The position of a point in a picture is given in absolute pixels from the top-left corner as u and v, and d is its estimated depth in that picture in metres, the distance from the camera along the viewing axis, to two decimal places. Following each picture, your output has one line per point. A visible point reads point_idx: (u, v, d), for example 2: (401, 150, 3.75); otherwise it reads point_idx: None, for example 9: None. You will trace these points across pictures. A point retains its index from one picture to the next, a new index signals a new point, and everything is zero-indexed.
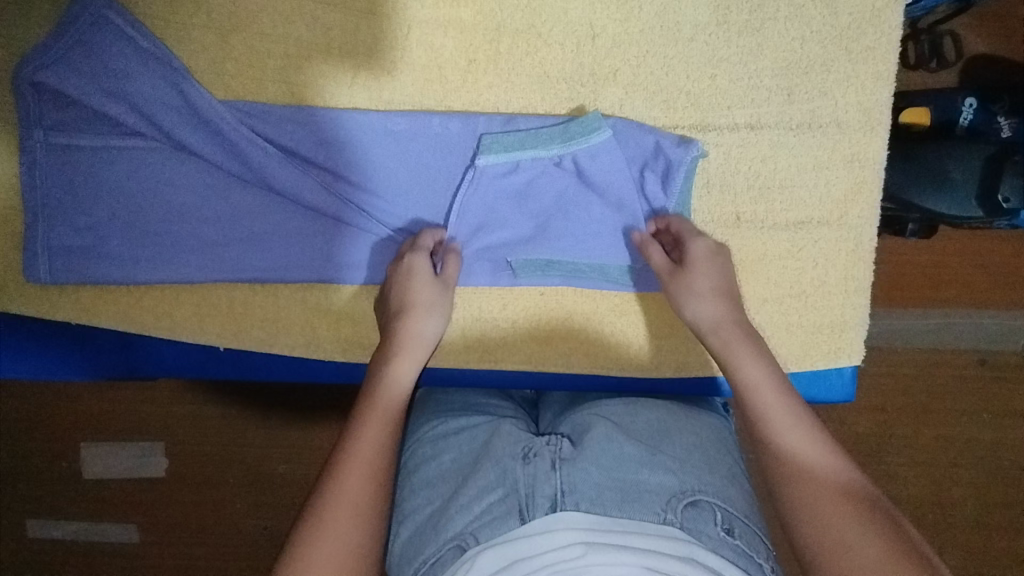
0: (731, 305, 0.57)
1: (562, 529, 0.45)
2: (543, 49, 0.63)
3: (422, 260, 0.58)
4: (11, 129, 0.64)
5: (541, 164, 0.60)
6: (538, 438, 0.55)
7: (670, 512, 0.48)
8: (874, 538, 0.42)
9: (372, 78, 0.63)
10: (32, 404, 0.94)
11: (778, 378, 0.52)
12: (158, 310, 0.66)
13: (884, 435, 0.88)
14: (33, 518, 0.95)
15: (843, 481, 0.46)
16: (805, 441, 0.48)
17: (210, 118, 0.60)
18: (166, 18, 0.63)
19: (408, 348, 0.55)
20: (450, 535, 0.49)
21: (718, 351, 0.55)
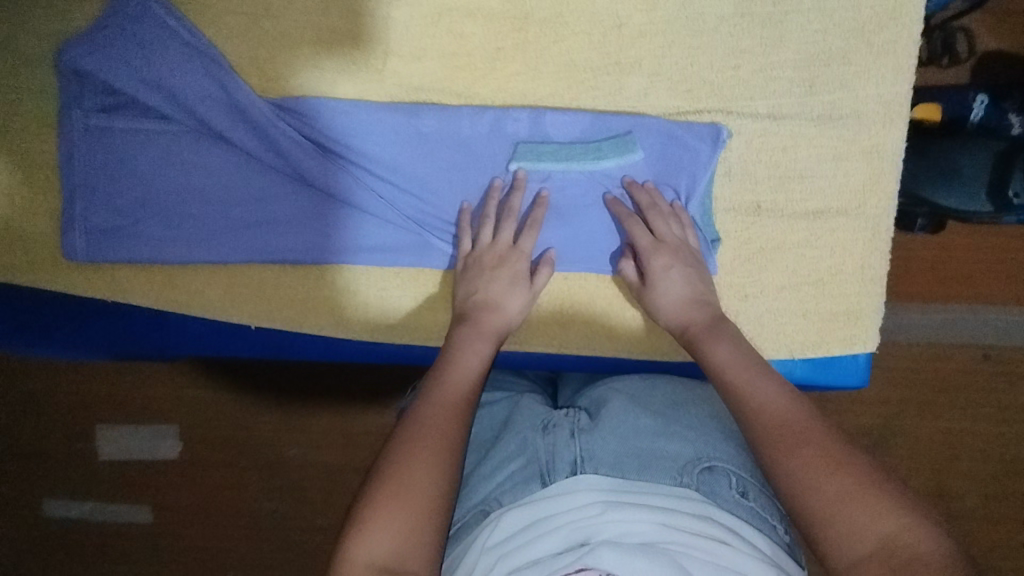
0: (698, 309, 0.61)
1: (584, 490, 0.49)
2: (570, 38, 0.64)
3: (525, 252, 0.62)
4: (49, 110, 0.66)
5: (572, 176, 0.64)
6: (556, 412, 0.59)
7: (685, 476, 0.51)
8: (836, 480, 0.44)
9: (402, 64, 0.65)
10: (51, 384, 0.96)
11: (745, 356, 0.55)
12: (190, 289, 0.68)
13: (888, 428, 0.90)
14: (49, 497, 0.98)
15: (802, 428, 0.47)
16: (780, 402, 0.50)
17: (245, 107, 0.62)
18: (202, 5, 0.64)
19: (481, 334, 0.58)
20: (474, 502, 0.53)
21: (692, 342, 0.59)
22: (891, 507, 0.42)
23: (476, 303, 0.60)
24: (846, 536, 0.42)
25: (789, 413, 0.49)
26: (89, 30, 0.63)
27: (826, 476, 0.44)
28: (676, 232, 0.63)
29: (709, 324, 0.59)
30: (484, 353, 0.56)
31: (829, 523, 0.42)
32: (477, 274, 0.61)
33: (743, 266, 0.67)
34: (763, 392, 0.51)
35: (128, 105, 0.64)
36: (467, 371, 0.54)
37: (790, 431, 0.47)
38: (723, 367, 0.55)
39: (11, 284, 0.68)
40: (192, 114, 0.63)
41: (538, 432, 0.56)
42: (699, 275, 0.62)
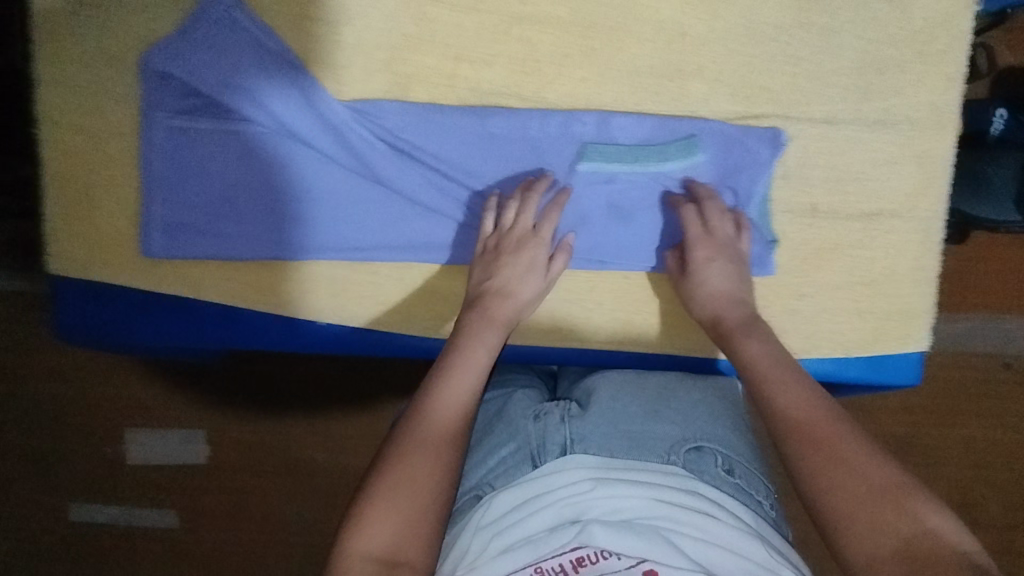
0: (732, 304, 0.64)
1: (573, 467, 0.54)
2: (634, 46, 0.67)
3: (541, 248, 0.65)
4: (128, 110, 0.67)
5: (636, 178, 0.67)
6: (547, 402, 0.64)
7: (674, 455, 0.57)
8: (854, 484, 0.46)
9: (472, 70, 0.67)
10: (73, 390, 0.96)
11: (778, 356, 0.59)
12: (262, 285, 0.70)
13: (914, 436, 0.92)
14: (76, 502, 0.99)
15: (826, 431, 0.50)
16: (807, 403, 0.53)
17: (324, 110, 0.65)
18: (281, 11, 0.67)
19: (489, 328, 0.61)
20: (468, 487, 0.59)
21: (723, 334, 0.63)
22: (922, 509, 0.44)
23: (489, 290, 0.63)
24: (858, 535, 0.44)
25: (815, 416, 0.51)
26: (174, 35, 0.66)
27: (846, 479, 0.47)
28: (728, 230, 0.65)
29: (742, 321, 0.63)
30: (492, 348, 0.60)
31: (855, 516, 0.45)
32: (494, 260, 0.64)
33: (799, 265, 0.70)
34: (788, 393, 0.54)
35: (207, 107, 0.66)
36: (470, 375, 0.56)
37: (814, 429, 0.50)
38: (754, 362, 0.58)
39: (88, 281, 0.70)
40: (271, 116, 0.66)
41: (529, 419, 0.61)
42: (740, 273, 0.65)
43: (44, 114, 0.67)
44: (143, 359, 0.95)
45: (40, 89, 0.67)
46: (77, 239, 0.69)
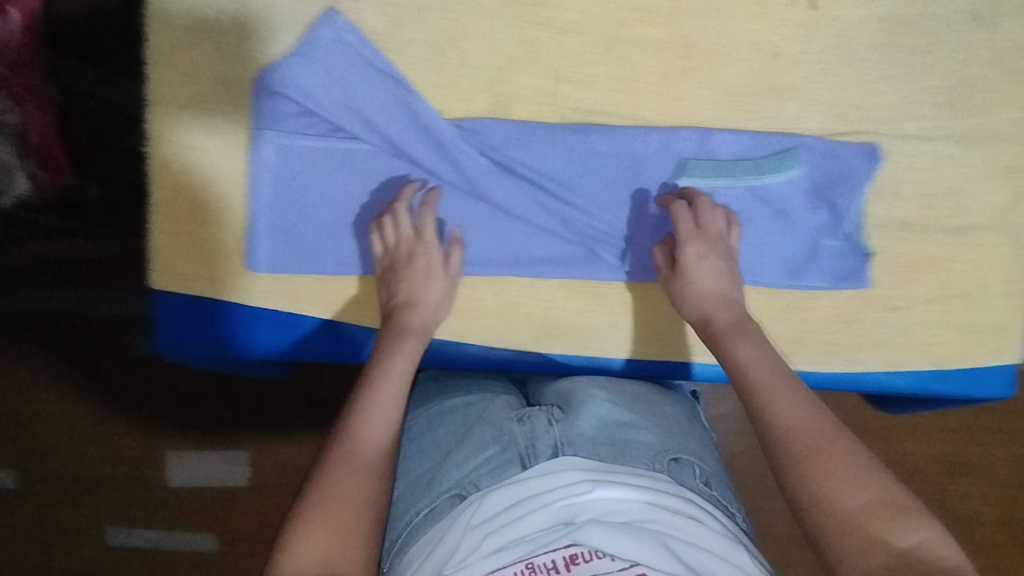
0: (720, 302, 0.64)
1: (566, 469, 0.54)
2: (730, 66, 0.68)
3: (431, 254, 0.67)
4: (237, 129, 0.69)
5: (735, 191, 0.68)
6: (530, 407, 0.64)
7: (658, 463, 0.58)
8: (851, 494, 0.47)
9: (573, 89, 0.69)
10: (122, 417, 1.06)
11: (767, 358, 0.59)
12: (364, 300, 0.71)
13: (914, 450, 0.98)
14: (113, 526, 1.06)
15: (814, 442, 0.50)
16: (800, 412, 0.53)
17: (432, 129, 0.68)
18: (388, 33, 0.68)
19: (408, 339, 0.64)
20: (446, 487, 0.57)
21: (714, 335, 0.62)
22: (912, 523, 0.46)
23: (399, 303, 0.66)
24: (853, 548, 0.45)
25: (808, 427, 0.52)
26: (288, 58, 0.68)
27: (843, 491, 0.47)
28: (719, 227, 0.66)
29: (733, 321, 0.63)
30: (410, 356, 0.63)
31: (854, 529, 0.46)
32: (394, 271, 0.67)
33: (893, 278, 0.71)
34: (785, 402, 0.54)
35: (316, 126, 0.68)
36: (395, 385, 0.59)
37: (818, 440, 0.50)
38: (745, 366, 0.58)
39: (191, 296, 0.71)
40: (380, 135, 0.68)
41: (512, 421, 0.61)
42: (733, 274, 0.66)
43: (153, 131, 0.69)
44: (191, 386, 1.05)
45: (150, 107, 0.68)
46: (181, 254, 0.70)
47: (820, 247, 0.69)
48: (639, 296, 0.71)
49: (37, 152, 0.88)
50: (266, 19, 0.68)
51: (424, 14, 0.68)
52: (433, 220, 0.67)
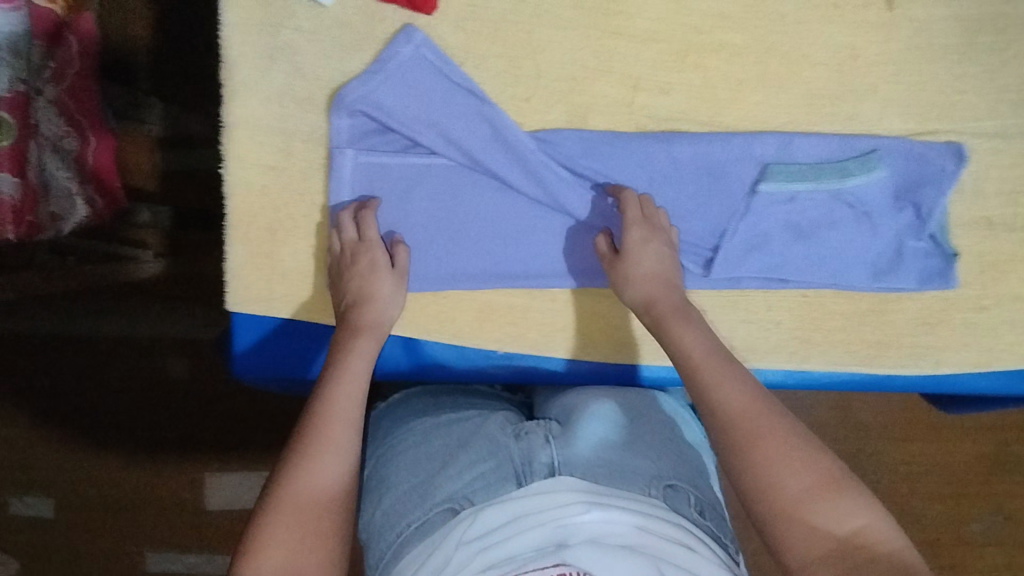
0: (664, 286, 0.64)
1: (564, 489, 0.54)
2: (808, 70, 0.68)
3: (380, 254, 0.66)
4: (315, 148, 0.69)
5: (817, 196, 0.68)
6: (529, 423, 0.64)
7: (653, 487, 0.58)
8: (790, 480, 0.52)
9: (650, 97, 0.68)
10: (164, 443, 1.15)
11: (710, 342, 0.60)
12: (442, 316, 0.71)
13: (900, 446, 1.08)
14: (161, 546, 1.16)
15: (756, 429, 0.54)
16: (742, 397, 0.56)
17: (512, 143, 0.67)
18: (464, 47, 0.68)
19: (362, 339, 0.64)
20: (439, 500, 0.58)
21: (654, 326, 0.63)
22: (848, 507, 0.50)
23: (350, 302, 0.66)
24: (810, 532, 0.50)
25: (751, 413, 0.55)
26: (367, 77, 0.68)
27: (788, 477, 0.52)
28: (656, 214, 0.66)
29: (675, 304, 0.63)
30: (365, 355, 0.63)
31: (796, 517, 0.50)
32: (340, 270, 0.67)
33: (979, 278, 0.70)
34: (731, 388, 0.57)
35: (395, 143, 0.69)
36: (354, 387, 0.61)
37: (761, 431, 0.54)
38: (690, 352, 0.60)
39: (269, 318, 0.71)
40: (458, 150, 0.68)
41: (511, 438, 0.62)
42: (675, 257, 0.66)
43: (230, 153, 0.69)
44: (232, 411, 1.15)
45: (225, 128, 0.68)
46: (258, 275, 0.70)
47: (905, 249, 0.68)
48: (721, 303, 0.70)
49: (95, 178, 0.88)
50: (343, 36, 0.68)
51: (500, 27, 0.68)
52: (375, 227, 0.67)
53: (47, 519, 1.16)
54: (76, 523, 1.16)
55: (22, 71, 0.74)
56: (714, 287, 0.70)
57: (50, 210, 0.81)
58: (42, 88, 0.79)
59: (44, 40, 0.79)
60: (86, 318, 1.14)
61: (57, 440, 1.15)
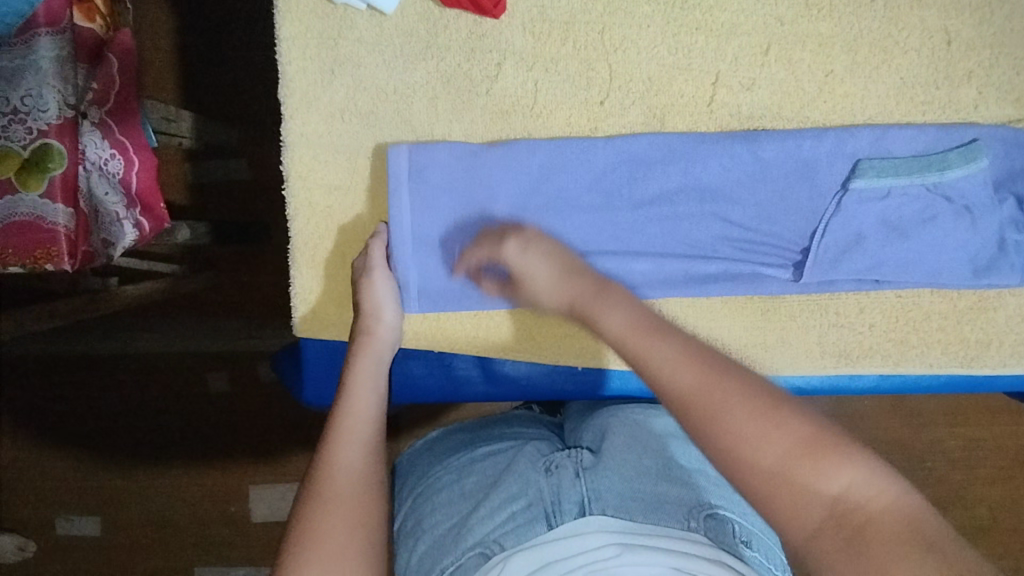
0: (578, 278, 0.56)
1: (592, 531, 0.50)
2: (900, 56, 0.64)
3: (358, 261, 0.65)
4: (381, 164, 0.67)
5: (914, 190, 0.64)
6: (558, 452, 0.60)
7: (693, 520, 0.51)
8: (767, 440, 0.39)
9: (730, 95, 0.65)
10: (204, 460, 1.13)
11: (637, 321, 0.50)
12: (519, 332, 0.68)
13: (980, 442, 1.02)
14: (203, 565, 1.13)
15: (708, 397, 0.42)
16: (682, 366, 0.45)
17: (588, 158, 0.65)
18: (533, 51, 0.65)
19: (364, 349, 0.60)
20: (471, 543, 0.53)
21: (583, 315, 0.54)
22: (834, 463, 0.38)
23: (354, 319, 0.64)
24: (792, 505, 0.38)
25: (699, 383, 0.43)
26: (434, 88, 0.65)
27: (756, 445, 0.39)
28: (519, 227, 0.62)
29: (594, 290, 0.54)
30: (371, 367, 0.59)
31: (778, 494, 0.38)
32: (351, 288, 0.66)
33: None
34: (663, 365, 0.45)
35: (468, 155, 0.65)
36: (363, 402, 0.55)
37: (724, 401, 0.42)
38: (618, 337, 0.50)
39: (337, 341, 0.69)
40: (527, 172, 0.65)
41: (540, 473, 0.57)
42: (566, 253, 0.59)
43: (291, 172, 0.66)
44: (275, 427, 1.11)
45: (287, 147, 0.66)
46: (325, 299, 0.68)
47: (1008, 242, 0.64)
48: (812, 308, 0.67)
49: (141, 201, 0.82)
50: (408, 46, 0.65)
51: (572, 28, 0.65)
52: (383, 250, 0.64)
53: (94, 541, 1.15)
54: (122, 545, 1.14)
55: (70, 94, 0.68)
56: (804, 292, 0.66)
57: (100, 237, 0.78)
58: (85, 111, 0.76)
59: (86, 62, 0.76)
60: (120, 337, 1.12)
61: (101, 463, 1.14)
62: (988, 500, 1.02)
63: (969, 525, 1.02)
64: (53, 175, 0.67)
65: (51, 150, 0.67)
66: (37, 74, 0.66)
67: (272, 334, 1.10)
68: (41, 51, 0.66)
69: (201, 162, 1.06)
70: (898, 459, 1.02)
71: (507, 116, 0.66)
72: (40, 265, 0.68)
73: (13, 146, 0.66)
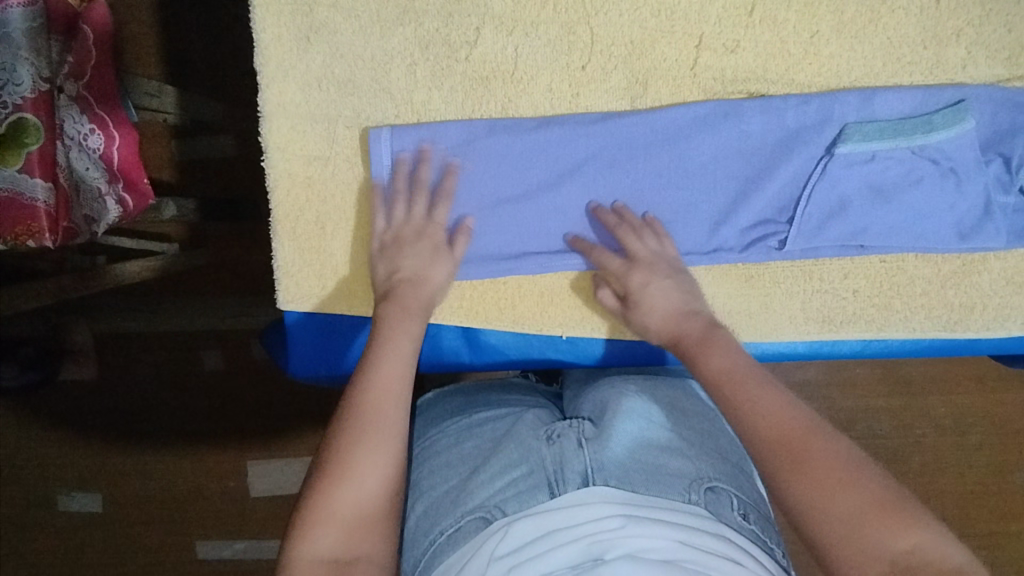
0: (689, 319, 0.58)
1: (597, 502, 0.49)
2: (887, 15, 0.63)
3: (438, 235, 0.62)
4: (361, 135, 0.66)
5: (898, 153, 0.63)
6: (558, 422, 0.59)
7: (693, 493, 0.53)
8: (845, 495, 0.44)
9: (715, 58, 0.64)
10: (199, 436, 1.13)
11: (753, 365, 0.53)
12: (501, 302, 0.68)
13: (969, 407, 1.02)
14: (202, 540, 1.15)
15: (802, 441, 0.47)
16: (783, 407, 0.49)
17: (567, 132, 0.64)
18: (512, 14, 0.63)
19: (410, 317, 0.58)
20: (471, 507, 0.53)
21: (687, 351, 0.57)
22: (905, 525, 0.43)
23: (403, 279, 0.60)
24: (871, 550, 0.42)
25: (797, 424, 0.48)
26: (412, 53, 0.64)
27: (835, 495, 0.44)
28: (652, 247, 0.62)
29: (702, 330, 0.57)
30: (415, 329, 0.58)
31: (848, 547, 0.43)
32: (395, 251, 0.61)
33: None
34: (764, 401, 0.50)
35: (450, 142, 0.65)
36: (398, 369, 0.54)
37: (809, 452, 0.46)
38: (723, 375, 0.53)
39: (322, 313, 0.69)
40: (507, 147, 0.65)
41: (541, 441, 0.57)
42: (684, 285, 0.61)
43: (269, 144, 0.65)
44: (269, 403, 1.12)
45: (265, 118, 0.65)
46: (308, 272, 0.67)
47: (994, 204, 0.63)
48: (796, 274, 0.67)
49: (123, 175, 0.82)
50: (384, 11, 0.63)
51: None
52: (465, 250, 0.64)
53: (94, 517, 1.16)
54: (120, 521, 1.16)
55: (44, 66, 0.66)
56: (789, 259, 0.66)
57: (84, 213, 0.76)
58: (62, 86, 0.73)
59: (60, 34, 0.74)
60: (113, 315, 1.13)
61: (97, 441, 1.15)
62: (975, 464, 1.03)
63: (954, 487, 1.03)
64: (30, 150, 0.66)
65: (26, 125, 0.65)
66: (7, 46, 0.64)
67: (262, 310, 1.10)
68: (10, 23, 0.64)
69: (186, 138, 1.04)
70: (887, 425, 1.03)
71: (486, 83, 0.65)
72: (20, 242, 0.67)
73: None
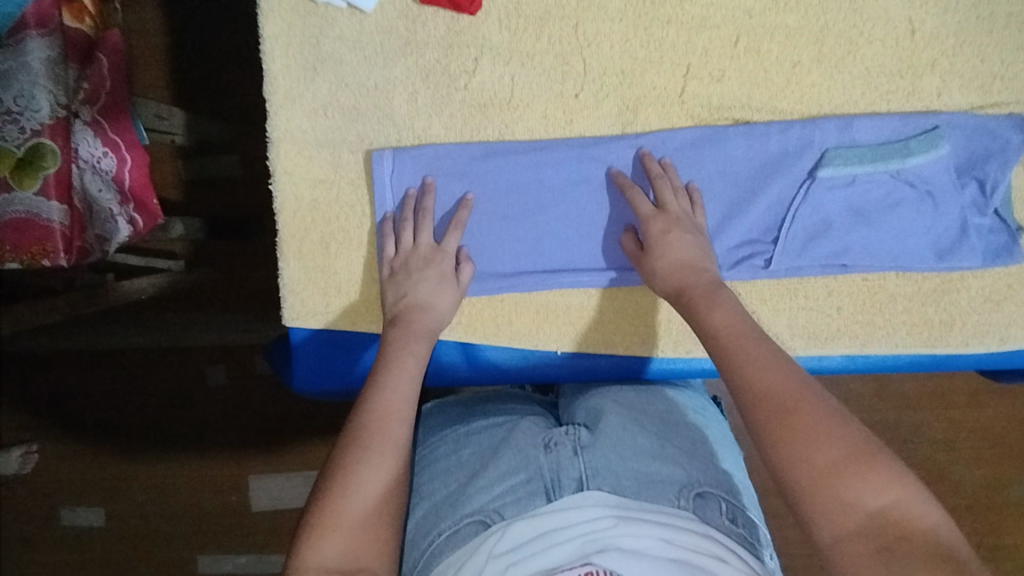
0: (692, 275, 0.61)
1: (591, 504, 0.52)
2: (865, 47, 0.66)
3: (446, 261, 0.65)
4: (365, 159, 0.69)
5: (878, 177, 0.66)
6: (557, 429, 0.61)
7: (683, 499, 0.55)
8: (828, 446, 0.47)
9: (702, 86, 0.67)
10: (202, 451, 1.15)
11: (749, 326, 0.57)
12: (499, 319, 0.71)
13: (959, 421, 1.04)
14: (204, 554, 1.16)
15: (788, 394, 0.50)
16: (769, 368, 0.52)
17: (558, 153, 0.67)
18: (509, 46, 0.67)
19: (418, 340, 0.61)
20: (469, 511, 0.55)
21: (684, 308, 0.60)
22: (880, 479, 0.46)
23: (404, 306, 0.64)
24: (847, 499, 0.45)
25: (785, 382, 0.51)
26: (413, 82, 0.67)
27: (817, 446, 0.47)
28: (683, 205, 0.65)
29: (703, 287, 0.60)
30: (422, 352, 0.61)
31: (821, 494, 0.46)
32: (405, 277, 0.65)
33: None
34: (753, 361, 0.53)
35: (451, 166, 0.68)
36: (406, 390, 0.57)
37: (795, 407, 0.49)
38: (717, 333, 0.56)
39: (326, 330, 0.71)
40: (505, 169, 0.68)
41: (540, 449, 0.58)
42: (703, 247, 0.63)
43: (278, 167, 0.69)
44: (272, 417, 1.14)
45: (274, 143, 0.68)
46: (312, 290, 0.70)
47: (970, 226, 0.66)
48: (782, 291, 0.69)
49: (135, 197, 0.83)
50: (387, 43, 0.67)
51: (547, 23, 0.66)
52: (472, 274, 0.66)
53: (97, 531, 1.18)
54: (123, 535, 1.17)
55: (61, 93, 0.69)
56: (774, 277, 0.69)
57: (94, 232, 0.80)
58: (79, 110, 0.76)
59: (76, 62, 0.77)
60: (120, 330, 1.15)
61: (101, 455, 1.17)
62: (964, 478, 1.05)
63: (945, 501, 1.05)
64: (47, 173, 0.69)
65: (45, 149, 0.68)
66: (27, 74, 0.67)
67: (266, 326, 1.12)
68: (29, 52, 0.67)
69: (194, 158, 1.08)
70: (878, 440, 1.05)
71: (484, 110, 0.68)
72: (36, 261, 0.70)
73: (8, 145, 0.68)
